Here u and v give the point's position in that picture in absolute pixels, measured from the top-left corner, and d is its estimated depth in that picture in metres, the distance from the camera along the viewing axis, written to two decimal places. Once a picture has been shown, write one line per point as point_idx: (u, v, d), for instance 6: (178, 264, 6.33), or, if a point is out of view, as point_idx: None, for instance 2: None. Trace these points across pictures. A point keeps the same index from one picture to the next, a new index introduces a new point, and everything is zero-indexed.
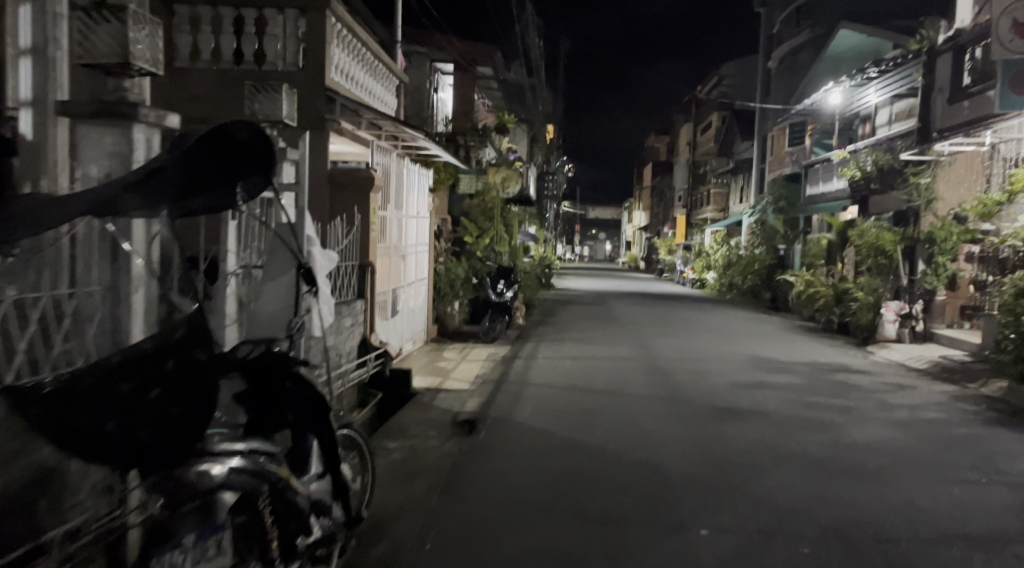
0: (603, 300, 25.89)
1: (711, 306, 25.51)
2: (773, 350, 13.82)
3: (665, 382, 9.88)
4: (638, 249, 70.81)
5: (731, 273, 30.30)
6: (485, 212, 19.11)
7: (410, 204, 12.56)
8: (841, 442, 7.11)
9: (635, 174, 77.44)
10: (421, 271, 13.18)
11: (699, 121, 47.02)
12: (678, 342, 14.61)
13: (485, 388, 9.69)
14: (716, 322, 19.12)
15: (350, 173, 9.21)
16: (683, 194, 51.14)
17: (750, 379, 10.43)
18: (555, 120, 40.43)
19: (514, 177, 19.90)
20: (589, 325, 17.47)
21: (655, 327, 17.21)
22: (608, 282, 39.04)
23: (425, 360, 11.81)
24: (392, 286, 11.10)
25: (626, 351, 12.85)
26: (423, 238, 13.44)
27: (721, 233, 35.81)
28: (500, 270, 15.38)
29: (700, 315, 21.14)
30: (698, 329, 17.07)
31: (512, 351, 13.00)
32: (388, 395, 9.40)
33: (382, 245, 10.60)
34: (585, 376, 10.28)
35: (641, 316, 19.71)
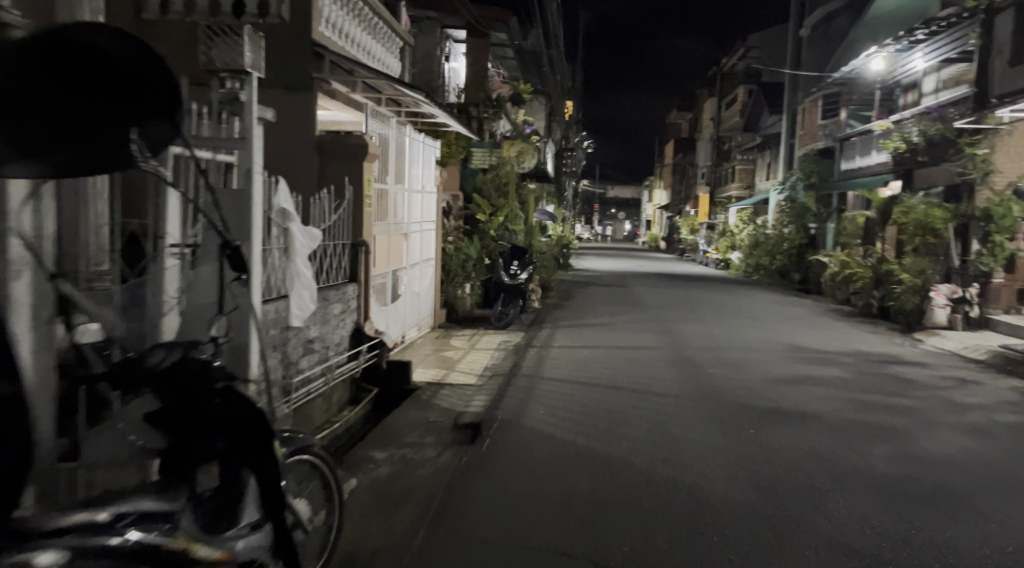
0: (624, 281, 24.76)
1: (737, 287, 24.32)
2: (811, 337, 12.66)
3: (696, 377, 8.78)
4: (659, 229, 69.34)
5: (758, 253, 28.99)
6: (499, 187, 17.99)
7: (414, 178, 11.48)
8: (912, 455, 5.95)
9: (656, 153, 75.82)
10: (427, 251, 12.13)
11: (724, 96, 45.45)
12: (706, 327, 13.49)
13: (494, 383, 8.64)
14: (745, 306, 17.96)
15: (338, 139, 8.13)
16: (706, 172, 49.62)
17: (793, 373, 9.28)
18: (574, 95, 39.09)
19: (530, 152, 18.77)
20: (610, 309, 16.36)
21: (680, 311, 16.09)
22: (629, 263, 37.82)
23: (430, 350, 10.76)
24: (392, 268, 10.07)
25: (651, 339, 11.74)
26: (430, 215, 12.38)
27: (747, 212, 34.42)
28: (514, 251, 14.29)
29: (727, 298, 19.95)
30: (726, 313, 15.92)
31: (526, 338, 11.94)
32: (385, 391, 8.34)
33: (379, 222, 9.56)
34: (606, 369, 9.18)
35: (663, 299, 18.58)
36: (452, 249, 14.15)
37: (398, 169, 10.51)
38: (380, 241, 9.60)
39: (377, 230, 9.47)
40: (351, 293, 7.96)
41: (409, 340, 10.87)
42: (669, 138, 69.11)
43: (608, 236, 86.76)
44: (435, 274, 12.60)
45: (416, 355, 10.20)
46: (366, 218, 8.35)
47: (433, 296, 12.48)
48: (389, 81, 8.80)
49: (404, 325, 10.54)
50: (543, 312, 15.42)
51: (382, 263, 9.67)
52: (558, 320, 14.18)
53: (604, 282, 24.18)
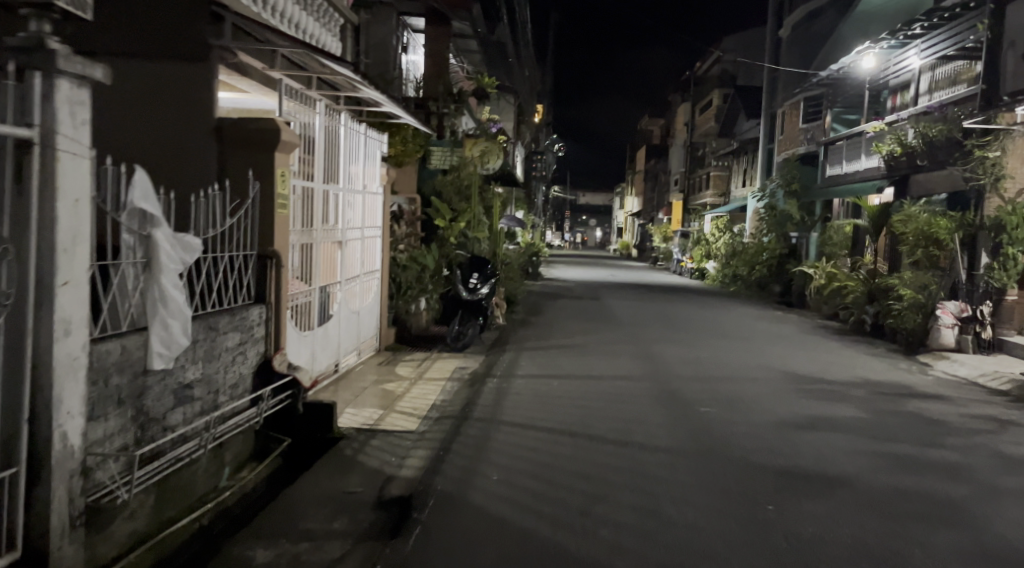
0: (596, 292, 23.25)
1: (716, 300, 22.92)
2: (808, 361, 11.18)
3: (688, 421, 7.16)
4: (630, 237, 68.16)
5: (735, 263, 27.66)
6: (461, 190, 16.29)
7: (356, 175, 9.79)
8: (996, 553, 4.36)
9: (628, 160, 74.73)
10: (371, 262, 10.48)
11: (697, 101, 44.29)
12: (689, 350, 11.92)
13: (440, 427, 6.96)
14: (727, 322, 16.48)
15: (241, 123, 6.48)
16: (679, 178, 48.45)
17: (802, 413, 7.71)
18: (545, 97, 37.62)
19: (495, 152, 17.10)
20: (581, 325, 14.79)
21: (659, 329, 14.53)
22: (600, 272, 36.40)
23: (370, 381, 9.02)
24: (320, 285, 8.39)
25: (629, 366, 10.11)
26: (378, 219, 10.76)
27: (724, 219, 33.16)
28: (474, 262, 12.37)
29: (707, 312, 18.52)
30: (710, 331, 14.44)
31: (486, 364, 10.25)
32: (301, 441, 6.66)
33: (304, 231, 7.87)
34: (577, 410, 7.54)
35: (639, 314, 17.05)
36: (405, 259, 12.39)
37: (331, 165, 8.81)
38: (305, 253, 7.91)
39: (299, 240, 7.77)
40: (256, 318, 6.32)
41: (344, 371, 9.20)
42: (640, 143, 67.99)
43: (579, 243, 85.51)
44: (383, 287, 10.98)
45: (352, 389, 8.43)
46: (279, 225, 6.68)
47: (379, 313, 10.83)
48: (313, 54, 7.16)
49: (337, 354, 8.87)
50: (507, 331, 13.80)
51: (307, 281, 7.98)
52: (522, 340, 12.53)
53: (574, 293, 22.63)
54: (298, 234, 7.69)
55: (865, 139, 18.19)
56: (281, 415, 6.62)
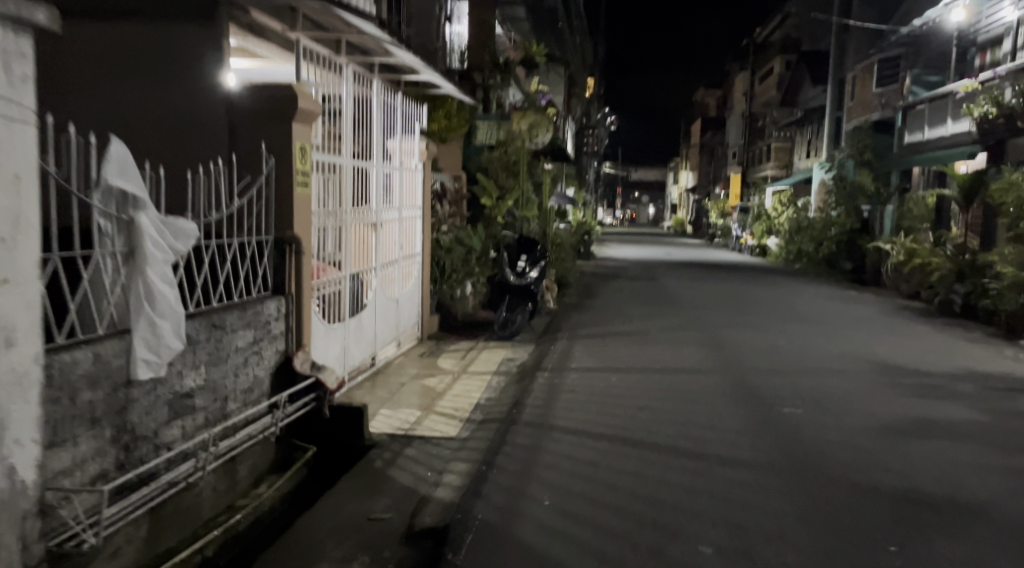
0: (653, 272, 22.18)
1: (781, 278, 21.65)
2: (896, 350, 10.03)
3: (771, 427, 6.18)
4: (685, 213, 66.43)
5: (800, 238, 26.24)
6: (508, 166, 15.41)
7: (392, 150, 8.98)
8: None
9: (682, 133, 72.73)
10: (412, 244, 9.70)
11: (757, 69, 42.40)
12: (758, 336, 10.89)
13: (484, 433, 6.12)
14: (797, 303, 15.31)
15: (253, 89, 5.68)
16: (737, 152, 46.71)
17: (905, 417, 6.64)
18: (596, 69, 36.34)
19: (544, 124, 16.04)
20: (639, 309, 13.84)
21: (724, 312, 13.50)
22: (656, 250, 35.21)
23: (409, 375, 8.24)
24: (352, 271, 7.63)
25: (695, 357, 9.14)
26: (419, 197, 9.95)
27: (787, 193, 31.61)
28: (521, 243, 11.61)
29: (773, 292, 17.35)
30: (779, 315, 13.34)
31: (538, 355, 9.39)
32: (328, 448, 5.90)
33: (330, 212, 7.09)
34: (640, 412, 6.63)
35: (700, 296, 15.98)
36: (448, 241, 11.60)
37: (362, 139, 8.01)
38: (332, 236, 7.14)
39: (325, 222, 7.00)
40: (272, 312, 5.55)
41: (382, 364, 8.46)
42: (695, 117, 66.03)
43: (632, 221, 83.94)
44: (426, 271, 10.21)
45: (388, 386, 7.65)
46: (300, 206, 5.90)
47: (421, 300, 10.07)
48: (339, 14, 6.32)
49: (373, 346, 8.12)
50: (560, 316, 12.93)
51: (335, 267, 7.22)
52: (576, 326, 11.64)
53: (630, 273, 21.60)
54: (323, 216, 6.92)
55: (959, 99, 16.66)
56: (305, 419, 5.87)
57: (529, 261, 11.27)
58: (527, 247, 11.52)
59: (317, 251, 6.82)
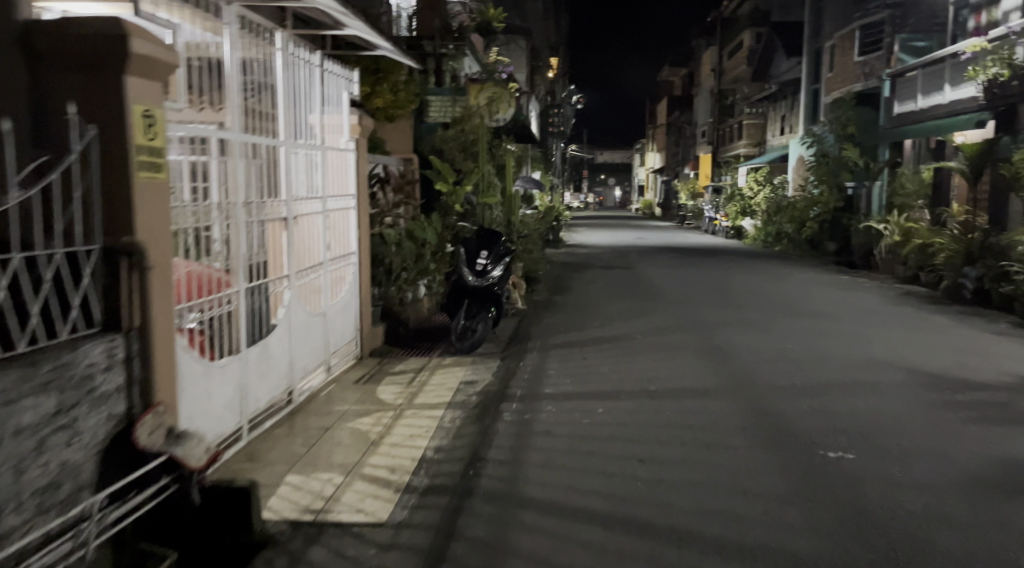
0: (627, 260, 20.46)
1: (766, 262, 20.09)
2: (928, 351, 8.45)
3: (823, 491, 4.49)
4: (652, 194, 65.17)
5: (780, 219, 24.85)
6: (465, 146, 13.70)
7: (310, 125, 7.08)
8: None
9: (647, 114, 71.37)
10: (343, 244, 7.84)
11: (725, 44, 40.96)
12: (762, 338, 9.20)
13: (428, 515, 4.32)
14: (792, 293, 13.69)
15: (60, 30, 3.79)
16: (706, 130, 45.21)
17: (990, 459, 4.99)
18: (559, 46, 34.59)
19: (505, 97, 14.15)
20: (617, 305, 12.14)
21: (714, 307, 11.82)
22: (626, 234, 33.74)
23: (338, 412, 6.38)
24: (251, 282, 5.73)
25: (697, 372, 7.40)
26: (351, 185, 8.07)
27: (762, 171, 30.23)
28: (479, 237, 9.53)
29: (761, 279, 15.83)
30: (777, 308, 11.70)
31: (503, 376, 7.58)
32: (198, 548, 4.09)
33: (209, 205, 5.18)
34: (640, 468, 4.88)
35: (684, 287, 14.30)
36: (394, 236, 9.68)
37: (261, 110, 6.10)
38: (216, 238, 5.23)
39: (201, 218, 5.08)
40: (95, 359, 3.70)
41: (303, 397, 6.60)
42: (661, 96, 64.55)
43: (599, 204, 82.49)
44: (364, 275, 8.37)
45: (306, 432, 5.77)
46: (145, 201, 4.03)
47: (360, 310, 8.24)
48: None
49: (288, 378, 6.25)
50: (528, 319, 11.17)
51: (225, 280, 5.32)
52: (547, 332, 9.84)
53: (603, 262, 19.87)
54: (197, 212, 5.01)
55: (965, 60, 15.20)
56: (162, 507, 4.03)
57: (489, 258, 9.25)
58: (487, 241, 9.47)
59: (189, 258, 4.91)
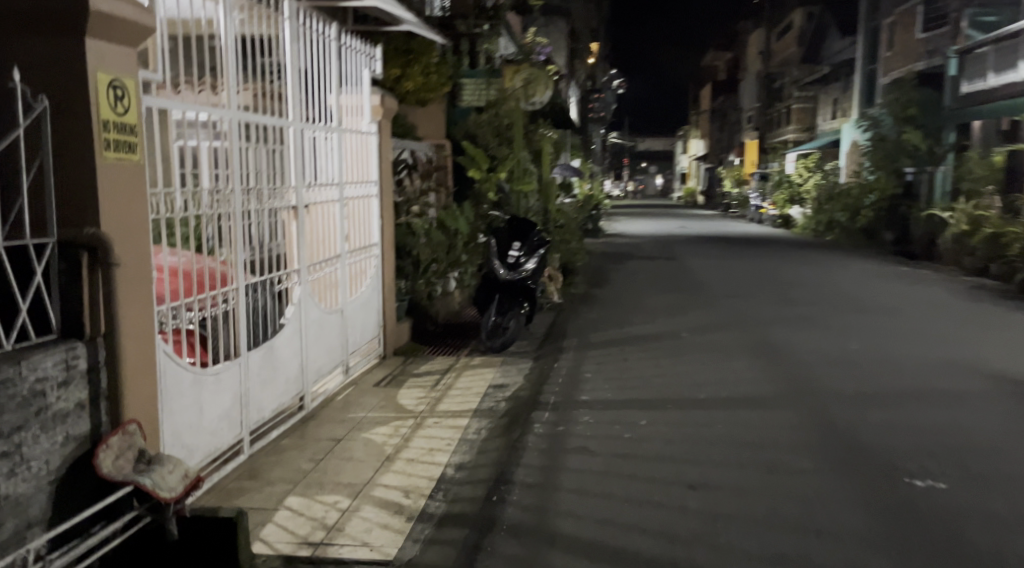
0: (670, 250, 19.61)
1: (817, 253, 19.09)
2: (1009, 354, 7.59)
3: (911, 532, 3.77)
4: (694, 182, 63.80)
5: (832, 206, 23.77)
6: (500, 131, 13.04)
7: (325, 106, 6.47)
8: None
9: (690, 100, 69.85)
10: (363, 235, 7.23)
11: (773, 26, 39.58)
12: (820, 338, 8.40)
13: (441, 553, 3.71)
14: (849, 286, 12.78)
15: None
16: (753, 116, 43.83)
17: None
18: (600, 29, 33.65)
19: (542, 79, 13.35)
20: (661, 299, 11.40)
21: (765, 301, 11.00)
22: (668, 223, 32.82)
23: (352, 419, 5.79)
24: (254, 279, 5.15)
25: (750, 378, 6.67)
26: (372, 171, 7.46)
27: (812, 157, 29.05)
28: (512, 228, 8.93)
29: (814, 271, 14.95)
30: (835, 304, 10.86)
31: (535, 380, 6.93)
32: None
33: (201, 191, 4.58)
34: (690, 496, 4.21)
35: (732, 279, 13.47)
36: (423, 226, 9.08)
37: (266, 87, 5.50)
38: (209, 228, 4.62)
39: (191, 206, 4.49)
40: (47, 373, 3.15)
41: (316, 404, 6.00)
42: (705, 82, 63.04)
43: (640, 193, 81.17)
44: (387, 269, 7.76)
45: (313, 443, 5.19)
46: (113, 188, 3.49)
47: (382, 306, 7.65)
48: None
49: (297, 384, 5.65)
50: (565, 315, 10.49)
51: (221, 274, 4.72)
52: (585, 329, 9.15)
53: (645, 252, 19.06)
54: (189, 200, 4.41)
55: None
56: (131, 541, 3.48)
57: (523, 250, 8.60)
58: (521, 232, 8.82)
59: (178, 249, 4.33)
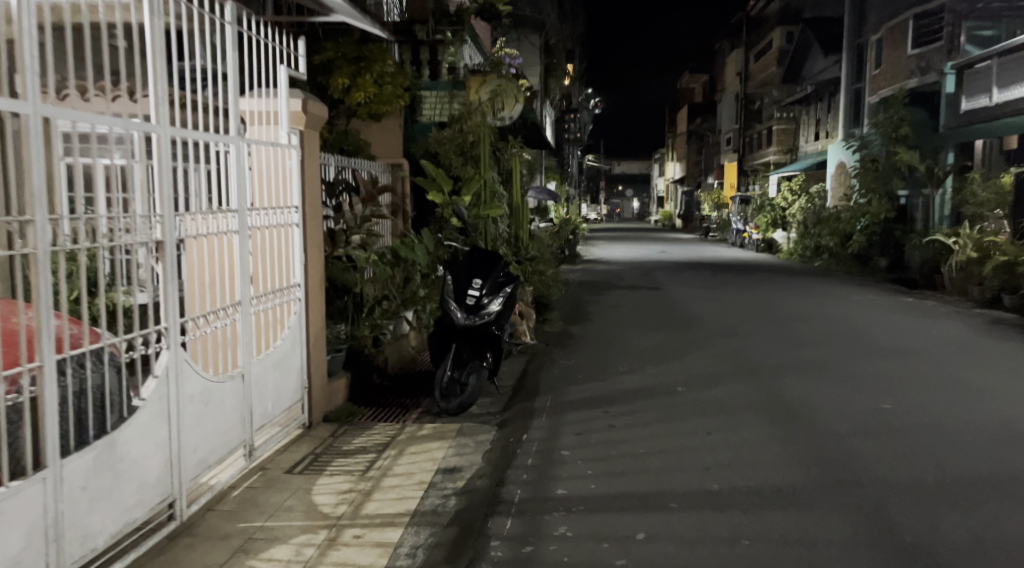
0: (652, 278, 18.26)
1: (809, 280, 17.84)
2: None
3: None
4: (672, 206, 62.91)
5: (819, 231, 22.63)
6: (463, 149, 11.53)
7: (218, 109, 4.88)
8: None
9: (667, 123, 69.16)
10: (279, 275, 5.68)
11: (751, 46, 38.77)
12: (843, 393, 6.98)
13: None
14: (855, 321, 11.44)
15: None
16: (731, 137, 42.94)
17: None
18: (576, 47, 32.55)
19: (510, 91, 11.72)
20: (648, 340, 9.96)
21: (766, 341, 9.62)
22: (647, 247, 31.57)
23: (241, 532, 4.21)
24: (82, 355, 3.54)
25: (775, 460, 5.18)
26: (292, 193, 5.89)
27: (797, 179, 28.01)
28: (467, 261, 7.17)
29: (812, 303, 13.63)
30: (847, 343, 9.49)
31: (497, 459, 5.41)
32: None
33: None
34: None
35: (724, 313, 12.11)
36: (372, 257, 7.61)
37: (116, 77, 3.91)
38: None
39: None
40: None
41: (200, 506, 4.43)
42: (681, 104, 62.34)
43: (617, 215, 80.31)
44: (314, 314, 6.21)
45: None
46: None
47: (308, 362, 6.10)
48: None
49: (165, 488, 4.07)
50: (538, 361, 9.02)
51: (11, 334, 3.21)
52: (561, 381, 7.67)
53: (626, 280, 17.71)
54: None
55: None
56: None
57: (484, 286, 6.96)
58: (482, 263, 7.16)
59: None
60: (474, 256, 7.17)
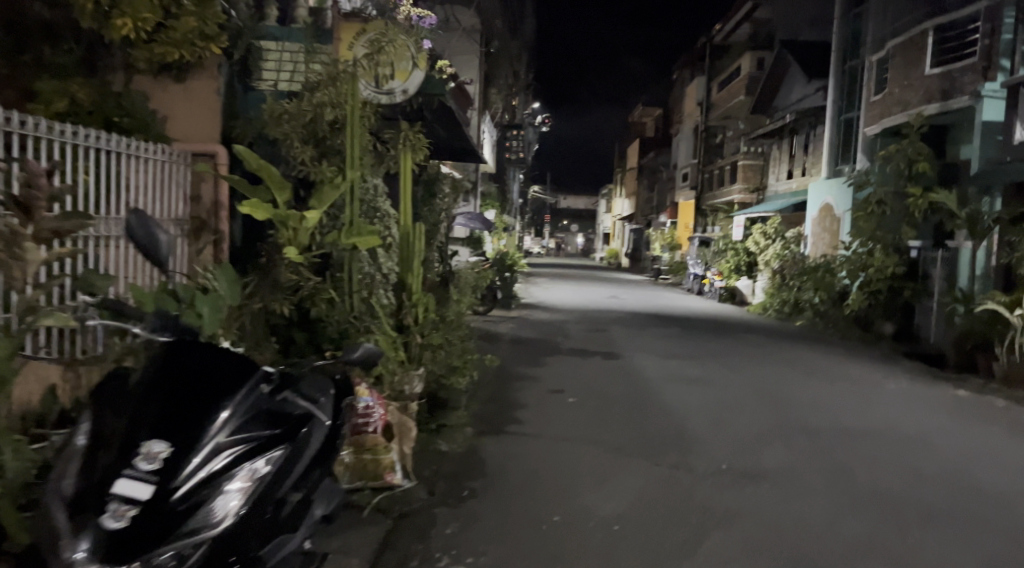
0: (603, 337, 13.99)
1: (805, 349, 13.74)
2: None
3: None
4: (619, 245, 59.06)
5: (802, 283, 18.71)
6: (312, 134, 6.90)
7: None
8: None
9: (616, 158, 65.74)
10: None
11: (716, 73, 35.31)
12: None
13: None
14: (937, 443, 7.12)
15: None
16: (687, 173, 39.32)
17: None
18: (523, 57, 28.47)
19: (403, 46, 7.22)
20: (615, 486, 5.50)
21: (827, 500, 5.32)
22: (593, 290, 27.36)
23: None
24: None
25: None
26: None
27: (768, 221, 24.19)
28: (171, 353, 3.01)
29: (836, 393, 9.42)
30: (975, 514, 5.23)
31: None
32: None
33: None
34: None
35: (719, 414, 7.76)
36: None
37: None
38: None
39: None
40: None
41: None
42: (634, 137, 58.81)
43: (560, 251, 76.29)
44: None
45: None
46: None
47: None
48: None
49: None
50: (395, 551, 4.40)
51: None
52: None
53: (573, 340, 13.32)
54: None
55: None
56: None
57: (165, 465, 2.69)
58: (189, 396, 2.88)
59: None
60: (178, 385, 2.89)
